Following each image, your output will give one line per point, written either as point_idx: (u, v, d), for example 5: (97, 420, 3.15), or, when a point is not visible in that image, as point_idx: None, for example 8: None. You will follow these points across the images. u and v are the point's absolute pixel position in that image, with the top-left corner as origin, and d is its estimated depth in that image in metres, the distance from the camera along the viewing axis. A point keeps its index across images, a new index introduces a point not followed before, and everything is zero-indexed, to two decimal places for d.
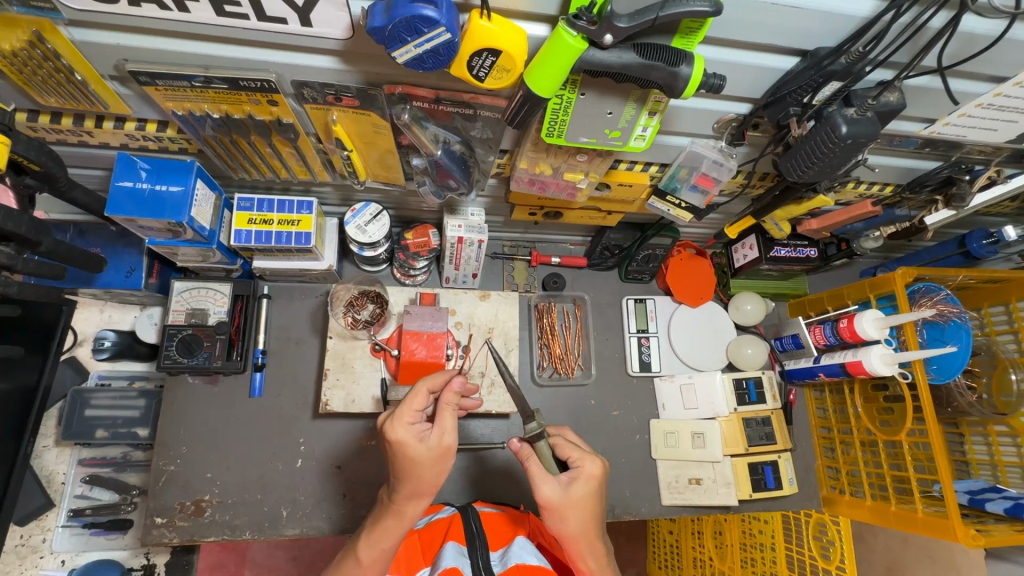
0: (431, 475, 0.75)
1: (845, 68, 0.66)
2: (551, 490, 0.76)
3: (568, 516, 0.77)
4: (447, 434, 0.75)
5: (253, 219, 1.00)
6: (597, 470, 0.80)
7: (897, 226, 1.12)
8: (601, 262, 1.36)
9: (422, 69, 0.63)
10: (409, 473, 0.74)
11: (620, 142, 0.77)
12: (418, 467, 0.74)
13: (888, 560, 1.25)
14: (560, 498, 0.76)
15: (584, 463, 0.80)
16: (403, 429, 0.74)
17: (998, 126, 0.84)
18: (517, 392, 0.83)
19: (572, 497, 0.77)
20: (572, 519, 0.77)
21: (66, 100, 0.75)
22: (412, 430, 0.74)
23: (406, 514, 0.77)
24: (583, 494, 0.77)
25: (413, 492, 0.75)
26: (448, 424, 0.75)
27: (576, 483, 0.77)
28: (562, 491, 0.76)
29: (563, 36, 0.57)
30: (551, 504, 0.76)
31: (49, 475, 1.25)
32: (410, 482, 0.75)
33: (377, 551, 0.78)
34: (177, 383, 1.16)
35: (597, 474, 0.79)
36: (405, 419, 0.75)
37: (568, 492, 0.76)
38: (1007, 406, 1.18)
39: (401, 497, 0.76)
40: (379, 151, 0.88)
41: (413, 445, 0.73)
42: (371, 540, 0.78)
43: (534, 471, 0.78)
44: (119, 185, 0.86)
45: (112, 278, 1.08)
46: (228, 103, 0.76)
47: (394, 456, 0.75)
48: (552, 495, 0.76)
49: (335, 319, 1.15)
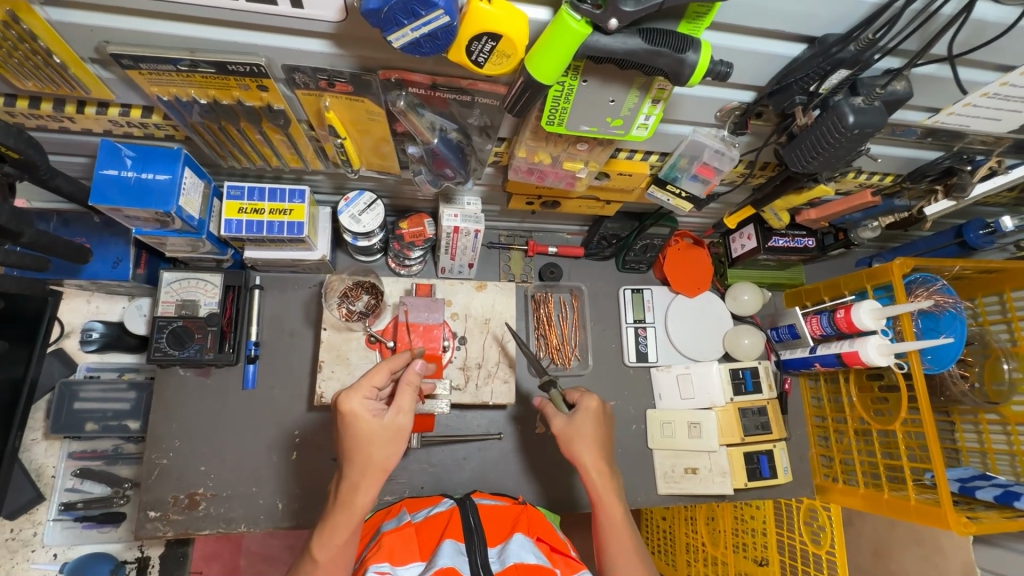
0: (381, 454, 0.76)
1: (854, 56, 0.64)
2: (560, 422, 0.93)
3: (578, 444, 0.90)
4: (402, 414, 0.78)
5: (243, 209, 0.98)
6: (597, 404, 0.94)
7: (896, 217, 1.10)
8: (598, 252, 1.35)
9: (419, 54, 0.61)
10: (361, 450, 0.76)
11: (621, 131, 0.75)
12: (370, 444, 0.76)
13: (875, 544, 1.23)
14: (567, 427, 0.92)
15: (584, 398, 0.95)
16: (358, 401, 0.77)
17: (1001, 116, 0.83)
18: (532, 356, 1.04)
19: (577, 426, 0.91)
20: (582, 446, 0.90)
21: (45, 83, 0.72)
22: (366, 403, 0.77)
23: (354, 505, 0.76)
24: (587, 422, 0.91)
25: (362, 475, 0.76)
26: (404, 403, 0.79)
27: (578, 413, 0.92)
28: (567, 422, 0.93)
29: (567, 20, 0.55)
30: (563, 433, 0.93)
31: (39, 468, 1.23)
32: (359, 461, 0.76)
33: (332, 549, 0.76)
34: (168, 375, 1.14)
35: (595, 408, 0.93)
36: (361, 392, 0.78)
37: (573, 420, 0.92)
38: (999, 395, 1.20)
39: (350, 485, 0.76)
40: (373, 138, 0.85)
41: (366, 417, 0.76)
42: (321, 538, 0.76)
43: (548, 411, 0.97)
44: (103, 173, 0.83)
45: (100, 269, 1.05)
46: (215, 89, 0.73)
47: (347, 428, 0.77)
48: (560, 426, 0.93)
49: (330, 310, 1.13)
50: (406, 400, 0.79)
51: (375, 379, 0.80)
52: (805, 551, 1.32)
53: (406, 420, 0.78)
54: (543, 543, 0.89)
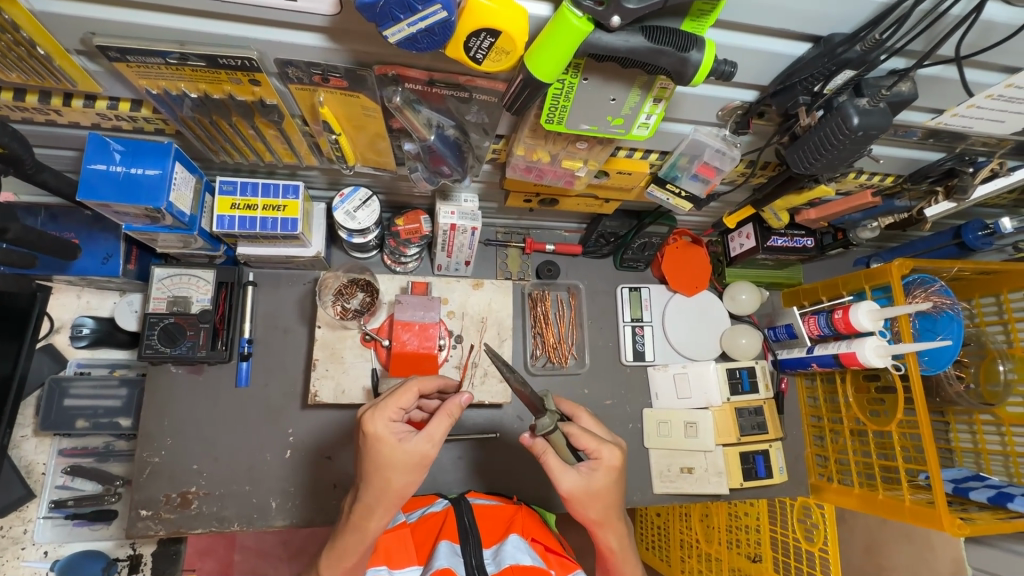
0: (401, 482, 0.70)
1: (860, 56, 0.63)
2: (573, 483, 0.75)
3: (588, 504, 0.76)
4: (430, 442, 0.71)
5: (236, 204, 0.96)
6: (618, 458, 0.77)
7: (895, 217, 1.09)
8: (596, 250, 1.33)
9: (416, 50, 0.59)
10: (380, 475, 0.70)
11: (622, 130, 0.74)
12: (390, 471, 0.70)
13: (867, 540, 1.19)
14: (582, 490, 0.74)
15: (602, 451, 0.77)
16: (383, 423, 0.71)
17: (1005, 117, 0.82)
18: (521, 388, 0.78)
19: (592, 488, 0.75)
20: (593, 506, 0.76)
21: (29, 75, 0.69)
22: (392, 427, 0.71)
23: (365, 529, 0.73)
24: (604, 485, 0.76)
25: (378, 501, 0.71)
26: (434, 430, 0.71)
27: (597, 473, 0.75)
28: (583, 482, 0.75)
29: (569, 17, 0.53)
30: (574, 494, 0.75)
31: (29, 465, 1.21)
32: (376, 485, 0.70)
33: (341, 569, 0.75)
34: (160, 372, 1.13)
35: (615, 464, 0.77)
36: (387, 414, 0.72)
37: (590, 484, 0.75)
38: (994, 396, 1.20)
39: (362, 508, 0.72)
40: (368, 135, 0.84)
41: (389, 442, 0.70)
42: (331, 558, 0.76)
43: (551, 465, 0.75)
44: (91, 167, 0.81)
45: (89, 265, 1.03)
46: (206, 82, 0.71)
47: (367, 451, 0.71)
48: (572, 488, 0.75)
49: (324, 308, 1.12)
50: (437, 428, 0.72)
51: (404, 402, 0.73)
52: (797, 548, 1.31)
53: (433, 450, 0.71)
54: (539, 544, 0.88)
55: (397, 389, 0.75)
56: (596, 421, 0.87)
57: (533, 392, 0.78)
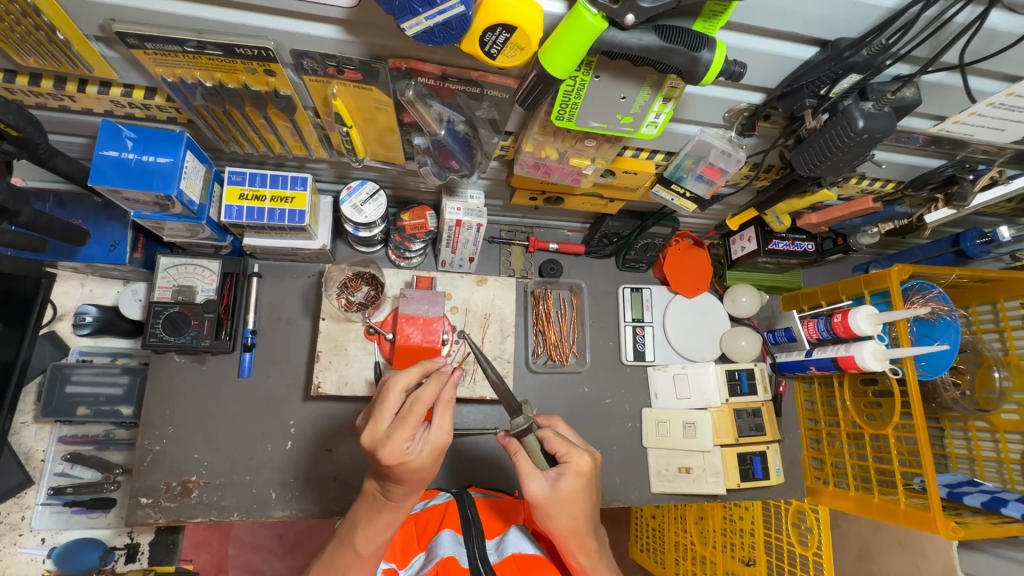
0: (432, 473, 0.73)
1: (866, 61, 0.64)
2: (540, 488, 0.75)
3: (558, 513, 0.75)
4: (445, 434, 0.72)
5: (244, 195, 0.97)
6: (586, 464, 0.77)
7: (896, 223, 1.12)
8: (599, 250, 1.34)
9: (432, 43, 0.60)
10: (412, 479, 0.72)
11: (630, 128, 0.75)
12: (423, 473, 0.72)
13: (859, 546, 1.24)
14: (548, 496, 0.74)
15: (571, 458, 0.77)
16: (405, 447, 0.69)
17: (1005, 126, 0.83)
18: (501, 387, 0.82)
19: (559, 494, 0.75)
20: (561, 516, 0.75)
21: (46, 60, 0.70)
22: (411, 445, 0.69)
23: (404, 507, 0.76)
24: (571, 491, 0.75)
25: (411, 489, 0.74)
26: (443, 423, 0.72)
27: (564, 479, 0.75)
28: (549, 488, 0.75)
29: (584, 14, 0.54)
30: (539, 502, 0.75)
31: (28, 452, 1.21)
32: (410, 484, 0.73)
33: (376, 543, 0.76)
34: (163, 361, 1.13)
35: (585, 469, 0.76)
36: (402, 441, 0.68)
37: (556, 490, 0.74)
38: (989, 403, 1.20)
39: (397, 495, 0.74)
40: (379, 128, 0.84)
41: (416, 458, 0.69)
42: (367, 530, 0.76)
43: (522, 467, 0.76)
44: (104, 154, 0.82)
45: (96, 252, 1.04)
46: (222, 72, 0.72)
47: (392, 471, 0.70)
48: (540, 493, 0.74)
49: (329, 300, 1.13)
50: (445, 418, 0.72)
51: (409, 421, 0.69)
52: (792, 552, 1.32)
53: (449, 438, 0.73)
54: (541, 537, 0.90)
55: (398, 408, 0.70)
56: (572, 429, 0.89)
57: (511, 395, 0.82)
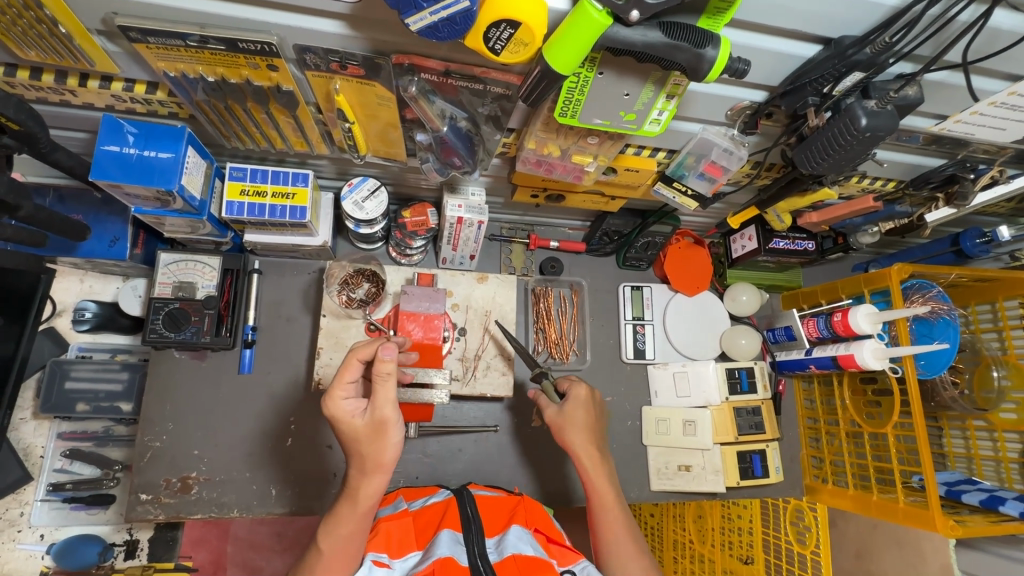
0: (373, 451, 0.78)
1: (870, 59, 0.64)
2: (553, 413, 1.01)
3: (570, 432, 0.98)
4: (381, 407, 0.78)
5: (245, 190, 0.96)
6: (586, 392, 1.00)
7: (896, 222, 1.12)
8: (599, 248, 1.35)
9: (435, 39, 0.60)
10: (352, 448, 0.79)
11: (633, 126, 0.75)
12: (359, 444, 0.78)
13: (858, 545, 1.23)
14: (559, 417, 0.99)
15: (574, 387, 1.01)
16: (337, 405, 0.78)
17: (1007, 126, 0.83)
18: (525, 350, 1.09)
19: (567, 415, 0.98)
20: (571, 432, 0.97)
21: (48, 54, 0.70)
22: (346, 404, 0.79)
23: (359, 496, 0.79)
24: (575, 410, 0.98)
25: (361, 468, 0.79)
26: (383, 397, 0.78)
27: (568, 402, 0.99)
28: (559, 412, 0.99)
29: (588, 11, 0.55)
30: (554, 423, 1.00)
31: (27, 448, 1.21)
32: (355, 459, 0.79)
33: (337, 538, 0.79)
34: (163, 357, 1.13)
35: (584, 395, 1.00)
36: (339, 396, 0.79)
37: (563, 412, 0.99)
38: (988, 402, 1.20)
39: (353, 477, 0.79)
40: (381, 124, 0.84)
41: (348, 418, 0.78)
42: (328, 527, 0.80)
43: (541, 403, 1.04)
44: (104, 148, 0.82)
45: (96, 247, 1.04)
46: (224, 66, 0.72)
47: (337, 431, 0.80)
48: (552, 416, 1.00)
49: (330, 297, 1.12)
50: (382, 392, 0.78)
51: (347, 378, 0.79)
52: (789, 550, 1.33)
53: (384, 414, 0.78)
54: (540, 535, 0.91)
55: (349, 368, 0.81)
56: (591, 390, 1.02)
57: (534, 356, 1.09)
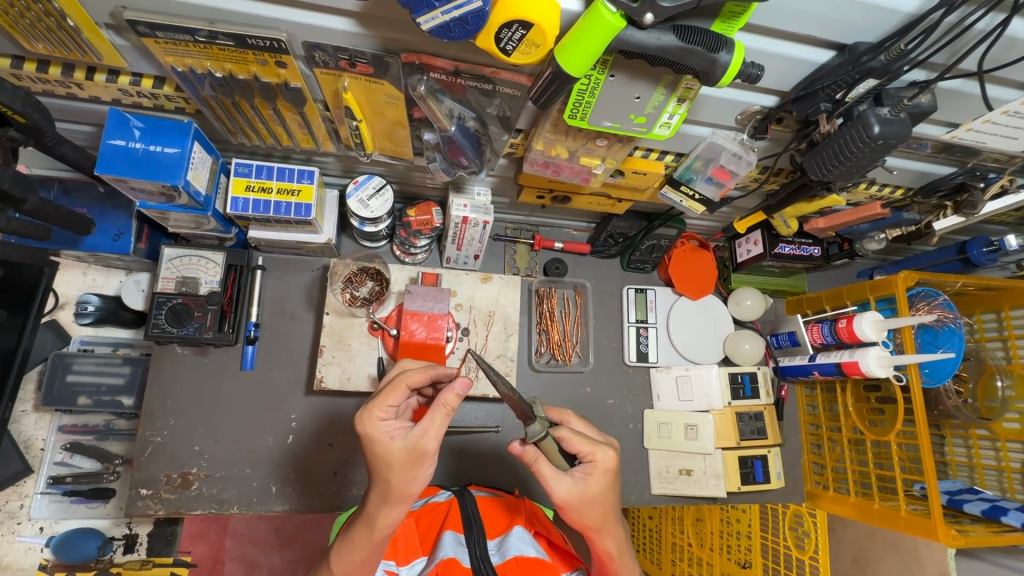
0: (401, 481, 0.70)
1: (885, 66, 0.63)
2: (567, 487, 0.72)
3: (585, 509, 0.74)
4: (427, 437, 0.69)
5: (250, 186, 0.95)
6: (613, 458, 0.75)
7: (902, 230, 1.11)
8: (604, 250, 1.34)
9: (446, 38, 0.59)
10: (379, 474, 0.70)
11: (643, 129, 0.74)
12: (390, 470, 0.70)
13: (855, 551, 1.22)
14: (578, 496, 0.72)
15: (596, 454, 0.74)
16: (372, 424, 0.71)
17: (1018, 135, 0.83)
18: (510, 394, 0.73)
19: (588, 494, 0.73)
20: (591, 513, 0.75)
21: (55, 46, 0.69)
22: (384, 426, 0.71)
23: (376, 523, 0.73)
24: (599, 489, 0.73)
25: (384, 497, 0.71)
26: (431, 426, 0.69)
27: (591, 477, 0.73)
28: (579, 488, 0.73)
29: (602, 12, 0.54)
30: (569, 502, 0.73)
31: (28, 440, 1.21)
32: (380, 484, 0.71)
33: (349, 562, 0.76)
34: (165, 353, 1.12)
35: (610, 466, 0.75)
36: (377, 414, 0.71)
37: (584, 489, 0.73)
38: (991, 411, 1.19)
39: (372, 503, 0.72)
40: (388, 122, 0.84)
41: (382, 442, 0.70)
42: (342, 550, 0.76)
43: (545, 472, 0.72)
44: (110, 143, 0.81)
45: (100, 242, 1.04)
46: (232, 62, 0.71)
47: (367, 453, 0.72)
48: (566, 495, 0.72)
49: (334, 294, 1.12)
50: (432, 423, 0.69)
51: (388, 397, 0.73)
52: (788, 555, 1.33)
53: (426, 446, 0.69)
54: (542, 538, 0.90)
55: (389, 387, 0.74)
56: (586, 423, 0.86)
57: (522, 398, 0.74)
